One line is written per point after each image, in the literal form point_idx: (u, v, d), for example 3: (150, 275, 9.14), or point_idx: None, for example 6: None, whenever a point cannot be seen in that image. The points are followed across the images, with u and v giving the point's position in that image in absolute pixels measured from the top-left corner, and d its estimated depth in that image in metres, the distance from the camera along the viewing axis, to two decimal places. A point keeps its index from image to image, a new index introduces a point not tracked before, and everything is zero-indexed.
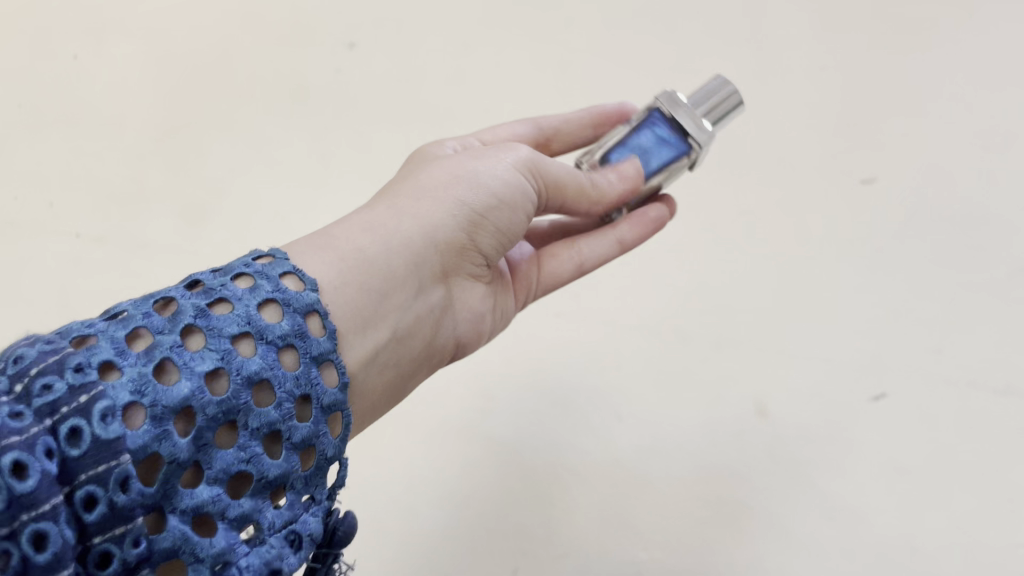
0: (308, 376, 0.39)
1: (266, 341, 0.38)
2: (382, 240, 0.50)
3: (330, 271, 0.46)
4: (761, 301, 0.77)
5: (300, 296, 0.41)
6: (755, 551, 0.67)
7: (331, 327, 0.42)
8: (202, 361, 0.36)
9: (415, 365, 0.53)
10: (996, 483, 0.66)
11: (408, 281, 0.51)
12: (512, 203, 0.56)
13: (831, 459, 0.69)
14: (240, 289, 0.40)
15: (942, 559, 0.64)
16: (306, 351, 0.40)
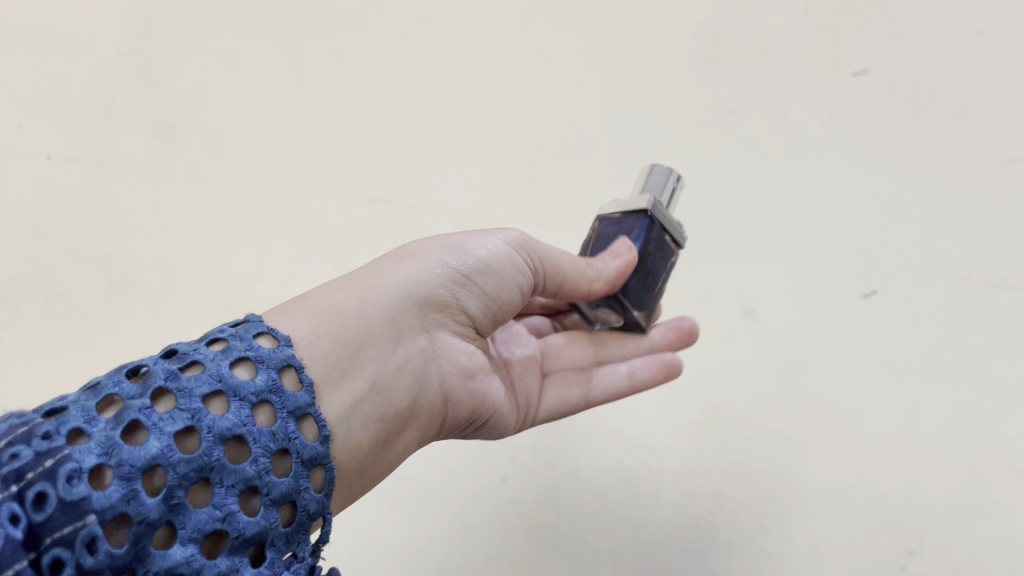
0: (284, 431, 0.39)
1: (239, 398, 0.38)
2: (358, 296, 0.49)
3: (306, 327, 0.45)
4: (750, 201, 0.75)
5: (272, 353, 0.41)
6: (742, 452, 0.66)
7: (307, 380, 0.41)
8: (172, 421, 0.36)
9: (398, 435, 0.50)
10: (988, 378, 0.65)
11: (386, 337, 0.49)
12: (499, 268, 0.54)
13: (820, 358, 0.68)
14: (213, 352, 0.40)
15: (931, 454, 0.64)
16: (282, 405, 0.39)
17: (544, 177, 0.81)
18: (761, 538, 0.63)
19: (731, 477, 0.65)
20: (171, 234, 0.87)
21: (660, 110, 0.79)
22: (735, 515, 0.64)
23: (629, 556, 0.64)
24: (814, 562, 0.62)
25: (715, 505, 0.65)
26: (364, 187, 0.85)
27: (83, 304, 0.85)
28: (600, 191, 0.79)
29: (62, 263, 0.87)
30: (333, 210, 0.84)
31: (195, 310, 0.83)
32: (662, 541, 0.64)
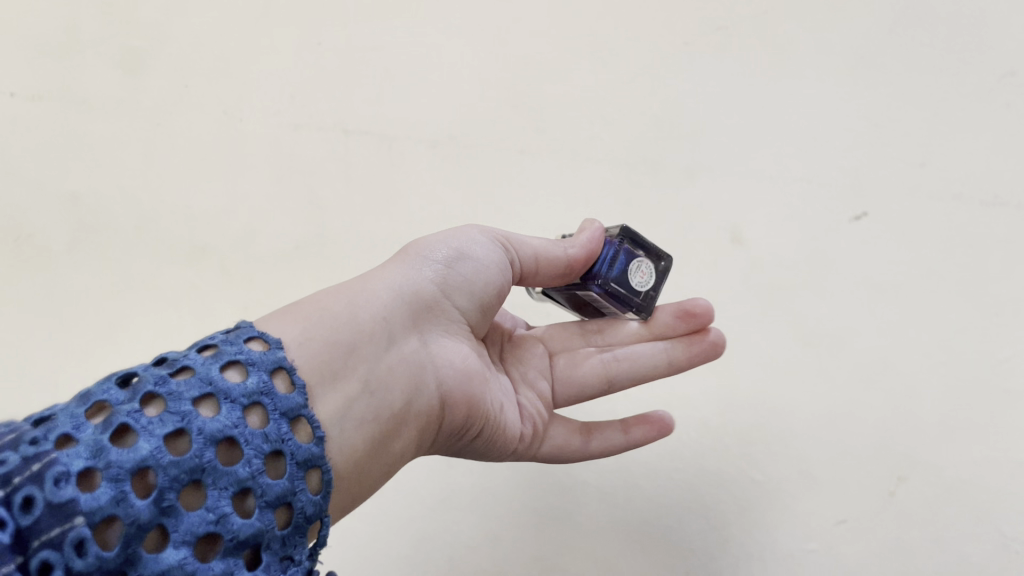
0: (277, 432, 0.35)
1: (231, 400, 0.35)
2: (347, 296, 0.45)
3: (293, 330, 0.42)
4: (739, 123, 0.72)
5: (264, 356, 0.38)
6: (728, 380, 0.65)
7: (300, 383, 0.38)
8: (162, 424, 0.33)
9: (397, 445, 0.45)
10: (983, 298, 0.64)
11: (378, 335, 0.45)
12: (477, 255, 0.50)
13: (810, 283, 0.67)
14: (203, 355, 0.37)
15: (923, 377, 0.62)
16: (274, 407, 0.36)
17: (524, 102, 0.77)
18: (749, 467, 0.62)
19: (716, 406, 0.64)
20: (140, 170, 0.83)
21: (642, 29, 0.76)
22: (722, 444, 0.63)
23: (613, 489, 0.63)
24: (802, 489, 0.61)
25: (703, 434, 0.63)
26: (338, 117, 0.81)
27: (52, 245, 0.81)
28: (583, 115, 0.75)
29: (27, 202, 0.83)
30: (306, 143, 0.81)
31: (169, 250, 0.80)
32: (647, 473, 0.63)
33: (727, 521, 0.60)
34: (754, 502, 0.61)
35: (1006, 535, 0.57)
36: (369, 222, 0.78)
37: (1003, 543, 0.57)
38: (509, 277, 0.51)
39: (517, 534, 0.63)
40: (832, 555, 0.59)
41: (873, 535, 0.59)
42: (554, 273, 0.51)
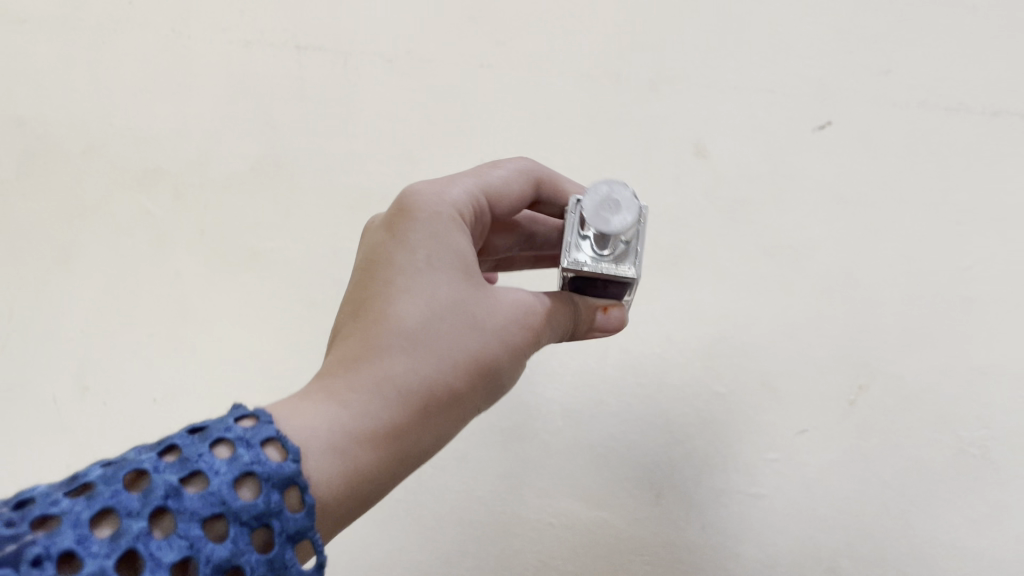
0: (284, 560, 0.32)
1: (240, 521, 0.31)
2: (397, 448, 0.38)
3: (337, 490, 0.36)
4: (703, 32, 0.70)
5: (281, 466, 0.33)
6: (690, 295, 0.65)
7: (312, 501, 0.34)
8: (169, 551, 0.29)
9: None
10: (944, 208, 0.63)
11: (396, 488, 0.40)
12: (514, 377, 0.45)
13: (774, 195, 0.66)
14: (220, 459, 0.33)
15: (885, 290, 0.62)
16: (283, 530, 0.32)
17: (482, 14, 0.75)
18: (712, 380, 0.62)
19: (677, 322, 0.64)
20: (86, 91, 0.80)
21: None
22: (685, 359, 0.63)
23: (578, 404, 0.64)
24: (763, 401, 0.61)
25: (665, 351, 0.64)
26: (290, 32, 0.78)
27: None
28: (544, 27, 0.73)
29: None
30: (259, 59, 0.78)
31: (119, 174, 0.77)
32: (611, 388, 0.64)
33: (691, 435, 0.62)
34: (716, 414, 0.62)
35: (962, 440, 0.58)
36: (327, 142, 0.75)
37: (959, 447, 0.58)
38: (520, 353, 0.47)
39: (482, 452, 0.64)
40: (794, 464, 0.59)
41: (836, 444, 0.59)
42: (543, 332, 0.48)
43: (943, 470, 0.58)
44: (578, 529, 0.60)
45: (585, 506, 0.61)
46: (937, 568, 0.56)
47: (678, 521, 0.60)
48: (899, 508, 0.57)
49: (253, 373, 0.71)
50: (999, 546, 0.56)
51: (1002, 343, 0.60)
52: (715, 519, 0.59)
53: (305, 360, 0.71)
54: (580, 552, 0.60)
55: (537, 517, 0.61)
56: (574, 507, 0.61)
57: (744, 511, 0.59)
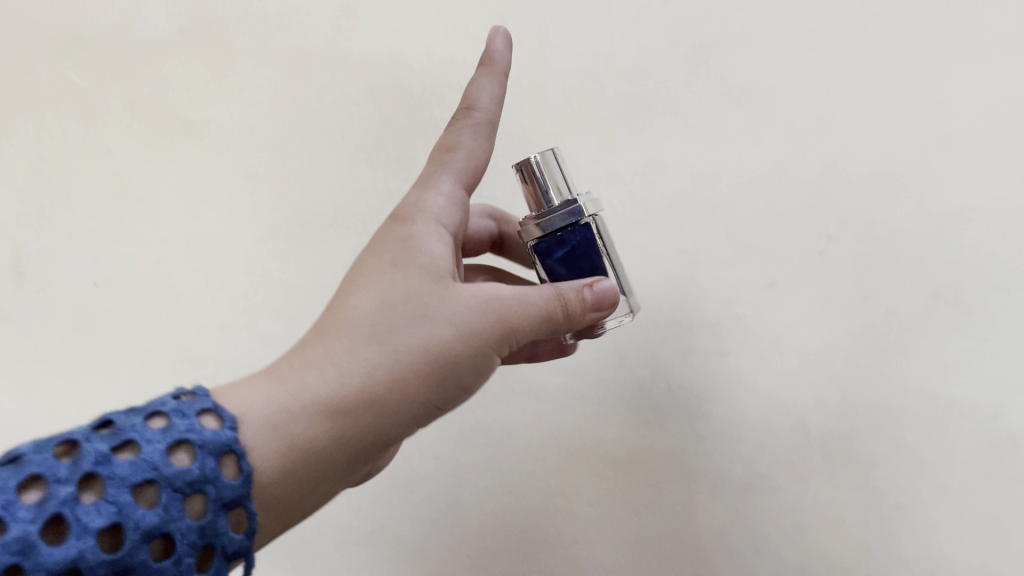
0: (213, 526, 0.36)
1: (174, 487, 0.34)
2: (337, 430, 0.40)
3: (272, 464, 0.39)
4: None
5: (216, 435, 0.37)
6: (649, 146, 0.60)
7: (248, 470, 0.37)
8: (97, 515, 0.32)
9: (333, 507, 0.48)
10: (954, 42, 0.54)
11: (348, 471, 0.42)
12: (481, 375, 0.45)
13: (742, 36, 0.57)
14: (152, 429, 0.36)
15: (862, 131, 0.55)
16: (217, 496, 0.36)
17: None
18: (676, 237, 0.59)
19: (642, 175, 0.60)
20: None
21: None
22: (649, 216, 0.60)
23: None
24: (730, 255, 0.58)
25: (628, 210, 0.60)
26: None
27: None
28: None
29: None
30: None
31: (29, 49, 0.71)
32: None
33: (655, 295, 0.60)
34: (682, 273, 0.59)
35: (936, 286, 0.54)
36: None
37: (932, 295, 0.54)
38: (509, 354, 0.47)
39: None
40: (761, 318, 0.57)
41: (802, 297, 0.56)
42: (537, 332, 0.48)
43: (916, 318, 0.54)
44: (540, 401, 0.63)
45: (548, 373, 0.63)
46: (903, 417, 0.54)
47: (641, 384, 0.60)
48: (868, 359, 0.55)
49: (212, 256, 0.69)
50: (969, 392, 0.53)
51: (988, 178, 0.53)
52: (681, 379, 0.59)
53: (259, 239, 0.68)
54: (544, 427, 0.62)
55: (501, 386, 0.63)
56: (539, 373, 0.63)
57: (709, 369, 0.58)
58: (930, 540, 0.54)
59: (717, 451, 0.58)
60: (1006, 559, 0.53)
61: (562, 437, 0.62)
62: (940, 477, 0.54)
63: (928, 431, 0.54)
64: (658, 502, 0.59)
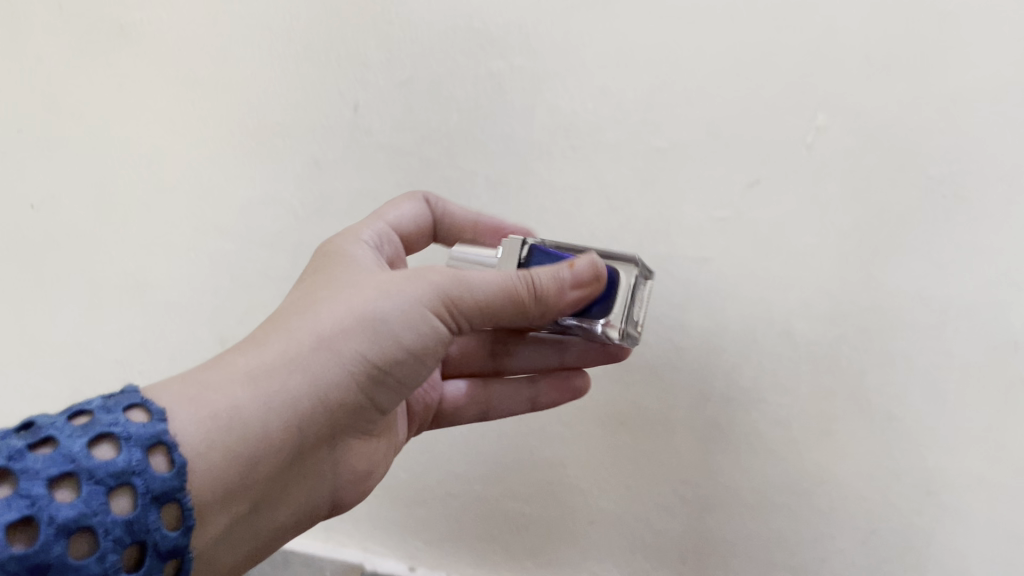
0: (143, 521, 0.34)
1: (95, 480, 0.33)
2: (263, 402, 0.39)
3: (195, 439, 0.37)
4: None
5: (143, 428, 0.35)
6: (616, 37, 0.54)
7: (181, 461, 0.36)
8: (7, 511, 0.31)
9: (273, 539, 0.43)
10: None
11: (280, 454, 0.40)
12: (424, 351, 0.42)
13: None
14: (74, 426, 0.35)
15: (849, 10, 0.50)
16: (145, 489, 0.34)
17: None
18: (651, 135, 0.54)
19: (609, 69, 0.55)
20: None
21: None
22: (619, 113, 0.55)
23: (507, 174, 0.57)
24: (708, 152, 0.53)
25: (598, 106, 0.55)
26: None
27: None
28: None
29: None
30: None
31: None
32: (541, 154, 0.56)
33: (630, 199, 0.55)
34: (659, 173, 0.54)
35: (930, 178, 0.49)
36: None
37: (926, 187, 0.49)
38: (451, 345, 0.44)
39: None
40: (744, 220, 0.53)
41: (786, 195, 0.52)
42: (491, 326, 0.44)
43: (909, 213, 0.50)
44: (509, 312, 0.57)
45: None
46: (895, 321, 0.51)
47: None
48: (858, 261, 0.51)
49: (160, 173, 0.65)
50: (967, 292, 0.49)
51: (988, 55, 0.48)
52: (659, 289, 0.55)
53: (205, 155, 0.63)
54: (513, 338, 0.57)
55: None
56: None
57: (688, 277, 0.55)
58: (922, 450, 0.51)
59: (698, 365, 0.55)
60: (1002, 468, 0.50)
61: None
62: (934, 383, 0.50)
63: (921, 335, 0.50)
64: (635, 419, 0.57)
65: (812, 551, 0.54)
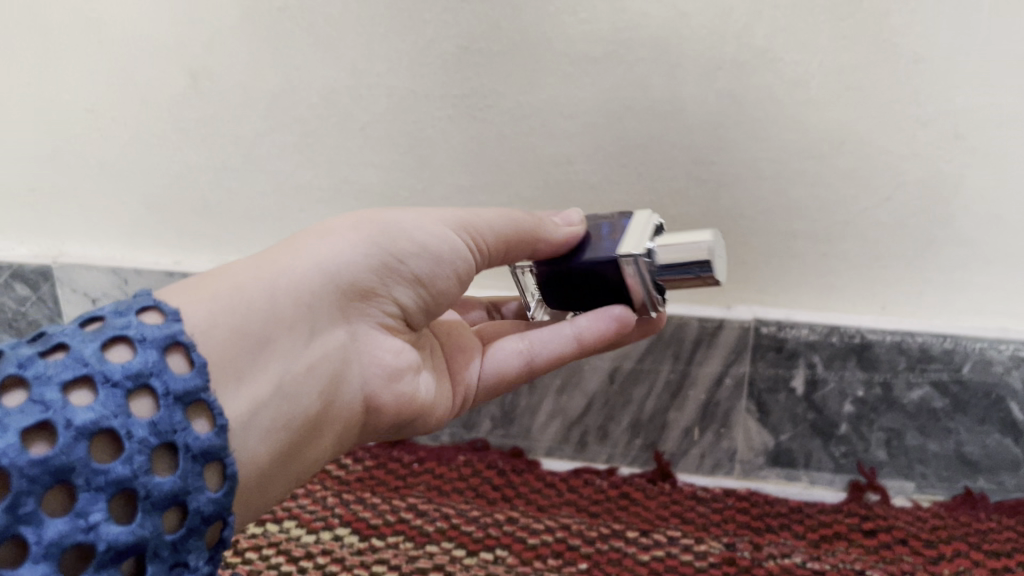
0: (172, 423, 0.28)
1: (112, 382, 0.27)
2: (269, 281, 0.34)
3: (206, 316, 0.32)
4: None
5: (162, 329, 0.30)
6: None
7: (203, 359, 0.30)
8: (16, 416, 0.25)
9: (312, 453, 0.36)
10: None
11: (296, 333, 0.34)
12: (437, 252, 0.38)
13: None
14: (84, 333, 0.29)
15: None
16: (167, 390, 0.28)
17: None
18: None
19: None
20: None
21: None
22: None
23: None
24: None
25: None
26: None
27: None
28: None
29: None
30: None
31: None
32: None
33: None
34: None
35: None
36: None
37: None
38: (465, 270, 0.40)
39: None
40: None
41: None
42: (522, 258, 0.41)
43: None
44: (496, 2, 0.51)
45: None
46: None
47: None
48: None
49: None
50: None
51: None
52: None
53: None
54: (505, 28, 0.52)
55: None
56: None
57: None
58: (954, 91, 0.48)
59: (706, 31, 0.49)
60: None
61: (526, 43, 0.52)
62: (968, 13, 0.46)
63: None
64: (644, 100, 0.52)
65: (835, 217, 0.53)
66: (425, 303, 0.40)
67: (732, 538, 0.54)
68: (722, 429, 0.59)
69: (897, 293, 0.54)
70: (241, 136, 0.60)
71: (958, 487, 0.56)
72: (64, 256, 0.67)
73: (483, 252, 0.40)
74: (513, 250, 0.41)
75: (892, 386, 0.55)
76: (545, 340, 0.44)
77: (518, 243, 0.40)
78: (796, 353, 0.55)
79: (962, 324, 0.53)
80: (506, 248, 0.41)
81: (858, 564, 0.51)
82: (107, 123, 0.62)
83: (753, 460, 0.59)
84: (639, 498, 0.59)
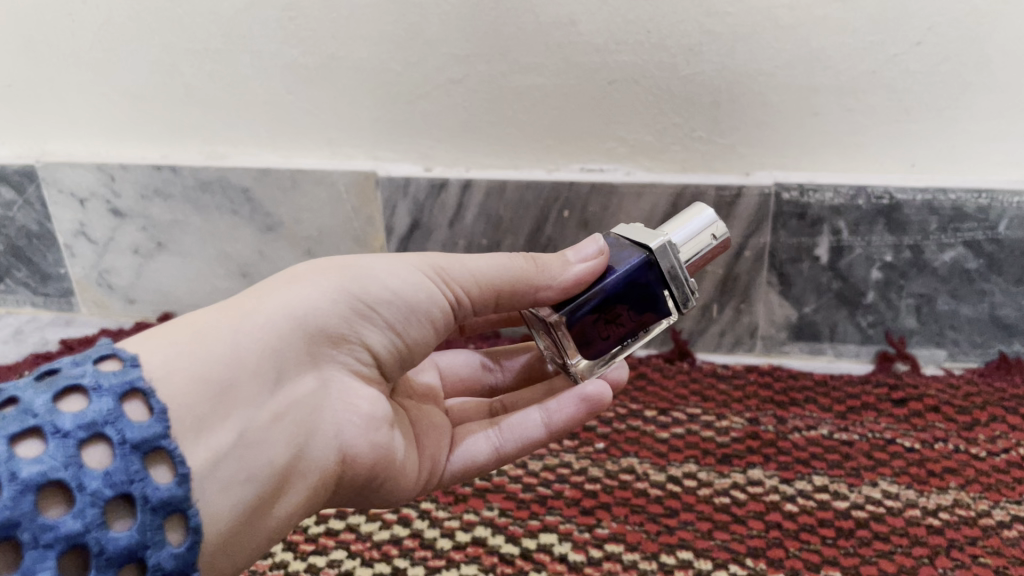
0: (130, 472, 0.26)
1: (63, 432, 0.25)
2: (231, 326, 0.31)
3: (163, 364, 0.29)
4: None
5: (120, 373, 0.27)
6: None
7: (163, 403, 0.28)
8: None
9: (276, 512, 0.31)
10: None
11: (260, 382, 0.31)
12: (412, 298, 0.35)
13: None
14: (38, 382, 0.27)
15: None
16: (123, 439, 0.26)
17: None
18: None
19: None
20: None
21: None
22: None
23: None
24: None
25: None
26: None
27: None
28: None
29: None
30: None
31: None
32: None
33: None
34: None
35: None
36: None
37: None
38: (444, 321, 0.36)
39: None
40: None
41: None
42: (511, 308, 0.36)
43: None
44: None
45: None
46: None
47: None
48: None
49: None
50: None
51: None
52: None
53: None
54: None
55: None
56: None
57: None
58: None
59: None
60: None
61: None
62: None
63: None
64: None
65: (862, 66, 0.48)
66: (399, 358, 0.36)
67: (755, 413, 0.52)
68: (742, 304, 0.56)
69: (928, 148, 0.50)
70: (220, 13, 0.55)
71: (991, 354, 0.54)
72: (47, 154, 0.64)
73: (464, 301, 0.36)
74: (502, 299, 0.36)
75: (922, 250, 0.52)
76: (516, 420, 0.40)
77: (507, 290, 0.35)
78: (821, 219, 0.52)
79: (996, 180, 0.50)
80: (493, 299, 0.36)
81: (888, 433, 0.49)
82: (78, 6, 0.57)
83: (776, 335, 0.57)
84: (656, 377, 0.57)
